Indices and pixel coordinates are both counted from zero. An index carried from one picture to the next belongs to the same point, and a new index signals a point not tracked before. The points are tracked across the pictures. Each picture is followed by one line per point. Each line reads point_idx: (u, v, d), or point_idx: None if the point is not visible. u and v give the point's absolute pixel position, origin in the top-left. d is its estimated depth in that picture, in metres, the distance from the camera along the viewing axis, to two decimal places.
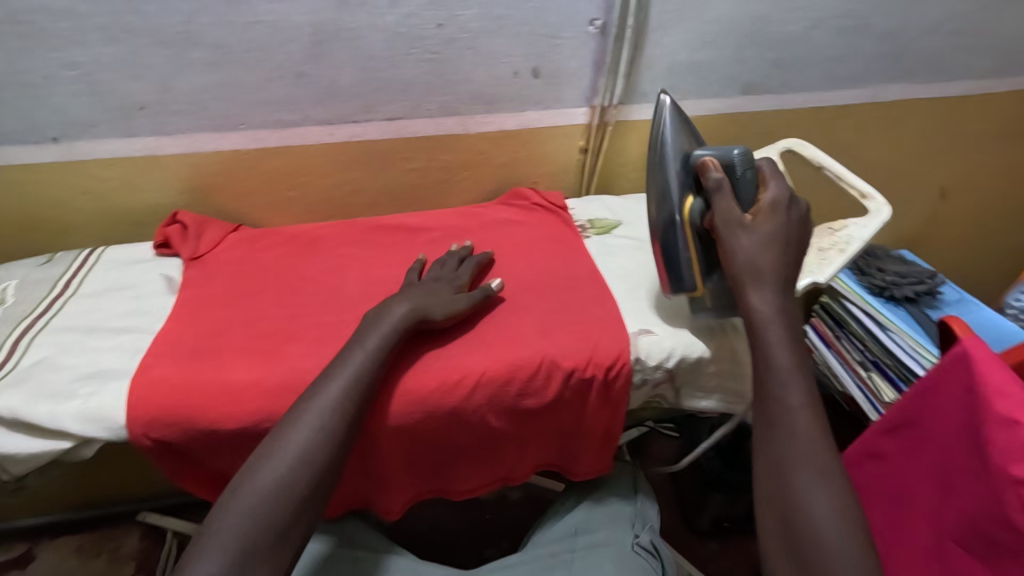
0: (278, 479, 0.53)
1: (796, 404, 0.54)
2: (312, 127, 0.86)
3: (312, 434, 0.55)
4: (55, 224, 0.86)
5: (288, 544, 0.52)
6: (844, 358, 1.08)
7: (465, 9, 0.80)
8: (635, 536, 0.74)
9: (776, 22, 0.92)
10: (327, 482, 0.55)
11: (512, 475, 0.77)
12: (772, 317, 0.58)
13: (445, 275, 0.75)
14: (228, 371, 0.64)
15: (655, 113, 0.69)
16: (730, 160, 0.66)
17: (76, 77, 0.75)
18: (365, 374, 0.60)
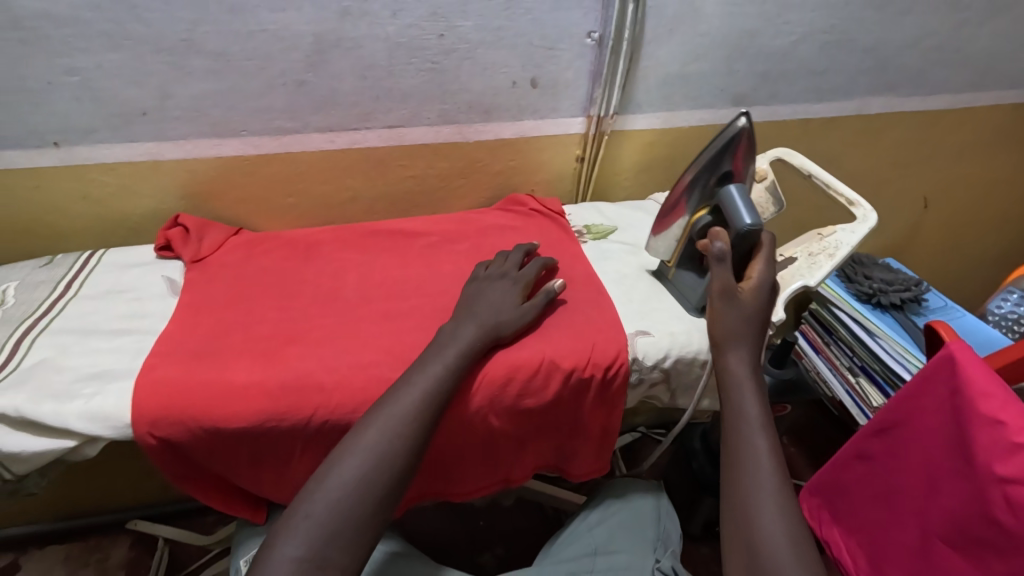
0: (357, 476, 0.55)
1: (761, 449, 0.59)
2: (313, 133, 0.87)
3: (391, 439, 0.57)
4: (52, 229, 0.86)
5: (363, 539, 0.54)
6: (833, 364, 1.10)
7: (464, 20, 0.82)
8: (656, 561, 0.72)
9: (764, 36, 0.95)
10: (403, 484, 0.57)
11: (512, 477, 0.78)
12: (744, 376, 0.64)
13: (508, 270, 0.76)
14: (230, 372, 0.65)
15: (726, 128, 0.70)
16: (739, 230, 0.68)
17: (77, 83, 0.75)
18: (444, 383, 0.62)
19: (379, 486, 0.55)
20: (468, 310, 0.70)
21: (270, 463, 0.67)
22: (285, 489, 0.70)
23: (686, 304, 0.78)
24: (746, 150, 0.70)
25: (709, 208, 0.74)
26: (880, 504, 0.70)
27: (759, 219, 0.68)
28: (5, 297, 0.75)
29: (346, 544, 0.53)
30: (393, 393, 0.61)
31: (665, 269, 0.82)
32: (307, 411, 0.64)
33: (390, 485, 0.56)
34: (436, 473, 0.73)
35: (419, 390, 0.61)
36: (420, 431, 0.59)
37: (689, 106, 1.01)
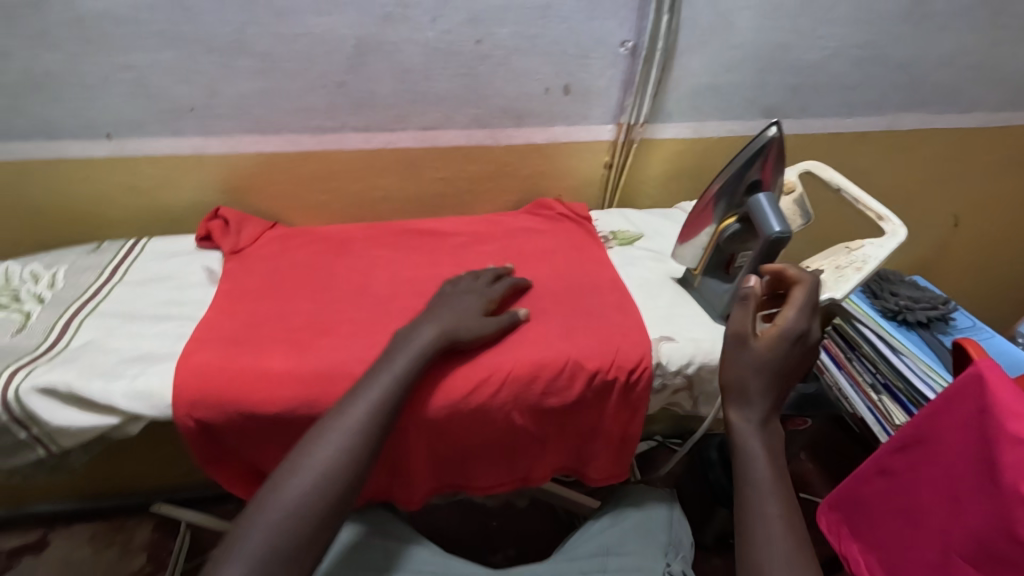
0: (302, 493, 0.55)
1: (770, 513, 0.56)
2: (350, 133, 0.90)
3: (340, 452, 0.57)
4: (100, 217, 0.90)
5: (307, 555, 0.53)
6: (855, 379, 1.08)
7: (502, 27, 0.84)
8: (667, 564, 0.74)
9: (797, 49, 0.96)
10: (352, 497, 0.57)
11: (531, 477, 0.79)
12: (754, 432, 0.60)
13: (477, 286, 0.76)
14: (267, 360, 0.67)
15: (757, 136, 0.70)
16: (767, 236, 0.67)
17: (131, 79, 0.79)
18: (396, 392, 0.62)
19: (326, 503, 0.55)
20: (428, 316, 0.70)
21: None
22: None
23: (711, 311, 0.79)
24: (775, 161, 0.71)
25: (737, 216, 0.75)
26: (897, 518, 0.69)
27: (788, 227, 0.68)
28: (54, 280, 0.78)
29: (290, 564, 0.52)
30: (343, 406, 0.60)
31: (690, 277, 0.83)
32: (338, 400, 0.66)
33: (339, 499, 0.56)
34: (460, 464, 0.75)
35: (369, 405, 0.60)
36: (366, 445, 0.58)
37: (719, 117, 1.02)
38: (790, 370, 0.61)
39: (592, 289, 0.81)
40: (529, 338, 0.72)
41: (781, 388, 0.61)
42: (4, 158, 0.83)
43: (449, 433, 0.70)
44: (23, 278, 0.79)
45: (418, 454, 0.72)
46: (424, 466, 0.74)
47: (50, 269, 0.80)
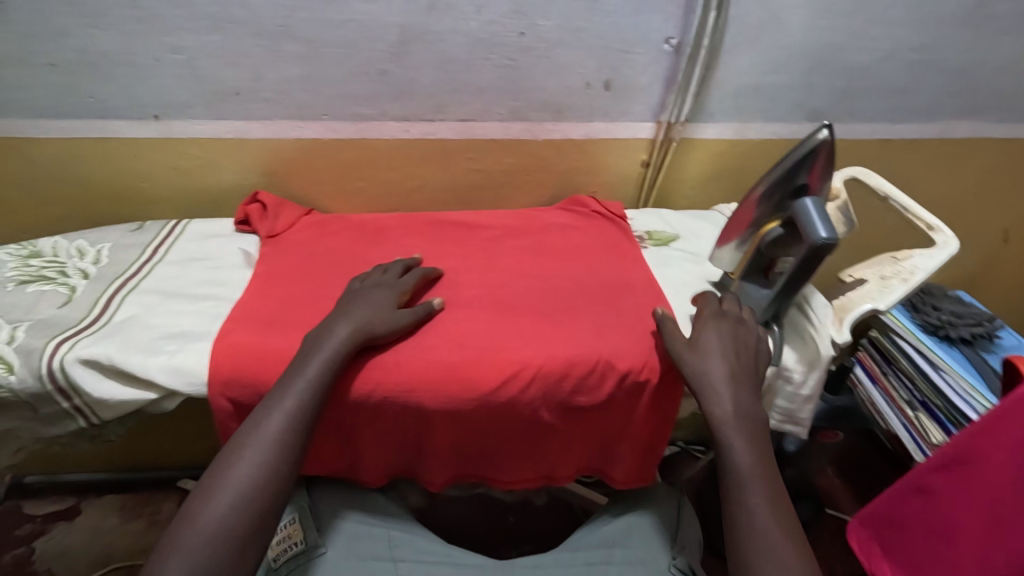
0: (220, 519, 0.56)
1: (752, 504, 0.61)
2: (388, 121, 0.90)
3: (256, 470, 0.58)
4: (143, 196, 0.92)
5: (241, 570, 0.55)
6: (891, 396, 1.02)
7: (545, 19, 0.83)
8: (672, 557, 0.77)
9: (849, 51, 0.93)
10: (273, 513, 0.58)
11: (554, 474, 0.79)
12: (732, 417, 0.65)
13: (384, 279, 0.74)
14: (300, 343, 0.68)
15: (806, 138, 0.68)
16: (812, 241, 0.65)
17: (180, 61, 0.80)
18: (309, 405, 0.61)
19: (247, 522, 0.56)
20: (339, 314, 0.68)
21: (329, 434, 0.71)
22: (340, 459, 0.74)
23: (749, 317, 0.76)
24: (824, 164, 0.68)
25: (781, 220, 0.72)
26: (939, 539, 0.67)
27: (835, 233, 0.66)
28: (98, 256, 0.80)
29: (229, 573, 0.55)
30: (255, 422, 0.61)
31: (728, 281, 0.81)
32: (369, 386, 0.66)
33: (259, 517, 0.57)
34: (483, 457, 0.75)
35: (282, 420, 0.60)
36: (284, 461, 0.59)
37: (762, 118, 0.99)
38: (741, 350, 0.69)
39: (626, 288, 0.80)
40: (561, 334, 0.72)
41: (744, 372, 0.68)
42: (57, 135, 0.85)
43: (476, 425, 0.70)
44: (69, 253, 0.81)
45: (444, 445, 0.72)
46: (449, 457, 0.74)
47: (94, 246, 0.82)
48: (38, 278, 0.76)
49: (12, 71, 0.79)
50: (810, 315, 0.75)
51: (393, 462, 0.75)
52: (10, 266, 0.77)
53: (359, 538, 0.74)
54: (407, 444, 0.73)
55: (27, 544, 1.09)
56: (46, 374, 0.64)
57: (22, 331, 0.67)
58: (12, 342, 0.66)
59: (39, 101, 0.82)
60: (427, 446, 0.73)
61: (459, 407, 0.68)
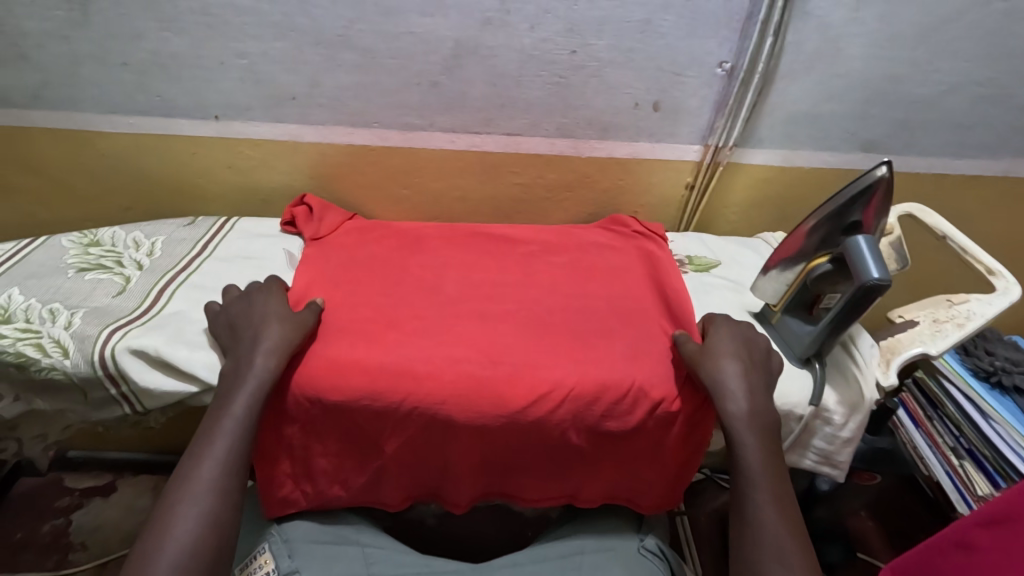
0: (173, 565, 0.55)
1: (762, 502, 0.62)
2: (436, 133, 0.91)
3: (199, 521, 0.57)
4: (197, 192, 0.95)
5: None
6: (934, 441, 0.97)
7: (598, 39, 0.83)
8: (641, 539, 0.79)
9: (911, 83, 0.90)
10: (223, 562, 0.58)
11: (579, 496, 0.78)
12: (744, 417, 0.64)
13: (254, 292, 0.73)
14: (336, 350, 0.69)
15: (863, 175, 0.65)
16: (864, 281, 0.63)
17: (243, 65, 0.83)
18: (241, 443, 0.62)
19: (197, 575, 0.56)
20: (248, 337, 0.67)
21: (358, 442, 0.72)
22: (362, 469, 0.74)
23: (789, 352, 0.74)
24: (880, 202, 0.66)
25: (830, 255, 0.70)
26: None
27: (887, 273, 0.63)
28: (153, 248, 0.84)
29: None
30: (189, 473, 0.60)
31: (768, 313, 0.78)
32: (405, 398, 0.67)
33: (212, 559, 0.57)
34: (508, 474, 0.75)
35: (218, 466, 0.60)
36: (229, 496, 0.60)
37: (814, 146, 0.97)
38: (754, 350, 0.70)
39: (663, 313, 0.79)
40: (595, 358, 0.71)
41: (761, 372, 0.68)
42: (124, 131, 0.89)
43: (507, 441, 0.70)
44: (126, 244, 0.84)
45: (469, 459, 0.72)
46: (472, 471, 0.74)
47: (150, 237, 0.86)
48: (97, 266, 0.79)
49: (89, 70, 0.83)
50: (853, 355, 0.73)
51: (417, 473, 0.75)
52: (71, 253, 0.81)
53: (332, 558, 0.73)
54: (433, 457, 0.73)
55: (65, 516, 1.14)
56: (97, 360, 0.66)
57: (78, 317, 0.70)
58: (69, 328, 0.69)
59: (111, 98, 0.86)
60: (453, 460, 0.73)
61: (490, 423, 0.68)
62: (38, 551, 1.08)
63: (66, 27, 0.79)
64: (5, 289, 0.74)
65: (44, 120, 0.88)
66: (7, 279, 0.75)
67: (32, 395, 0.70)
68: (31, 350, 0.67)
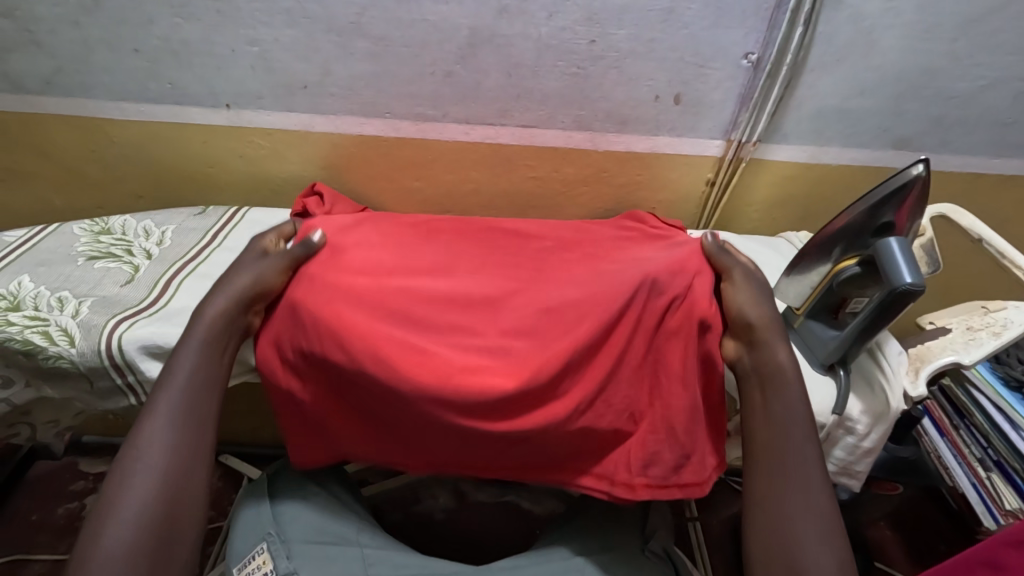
0: (127, 515, 0.55)
1: (797, 441, 0.62)
2: (450, 124, 0.89)
3: (151, 470, 0.58)
4: (208, 180, 0.95)
5: (163, 545, 0.56)
6: (960, 452, 0.92)
7: (618, 29, 0.80)
8: (646, 542, 0.77)
9: (949, 77, 0.85)
10: (176, 510, 0.57)
11: (617, 478, 0.69)
12: (789, 365, 0.66)
13: (259, 248, 0.76)
14: (335, 315, 0.67)
15: (898, 175, 0.62)
16: (896, 285, 0.60)
17: (255, 53, 0.82)
18: (189, 396, 0.63)
19: (153, 528, 0.56)
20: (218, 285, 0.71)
21: (365, 411, 0.70)
22: (371, 441, 0.72)
23: (810, 358, 0.70)
24: (915, 202, 0.63)
25: (859, 258, 0.66)
26: None
27: (921, 278, 0.60)
28: (162, 237, 0.83)
29: (153, 548, 0.55)
30: (143, 428, 0.60)
31: (790, 317, 0.74)
32: (398, 374, 0.63)
33: (162, 510, 0.57)
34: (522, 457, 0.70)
35: (177, 419, 0.61)
36: (181, 447, 0.60)
37: (842, 142, 0.93)
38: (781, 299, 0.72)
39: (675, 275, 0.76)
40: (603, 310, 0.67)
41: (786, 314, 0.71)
42: (136, 119, 0.88)
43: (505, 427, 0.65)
44: (136, 232, 0.84)
45: (473, 443, 0.67)
46: (478, 456, 0.69)
47: (160, 227, 0.85)
48: (106, 254, 0.79)
49: (101, 56, 0.82)
50: (881, 363, 0.69)
51: (424, 453, 0.71)
52: (82, 241, 0.81)
53: (330, 560, 0.71)
54: (437, 441, 0.68)
55: (80, 499, 1.15)
56: (104, 350, 0.66)
57: (86, 306, 0.70)
58: (76, 316, 0.69)
59: (123, 85, 0.85)
60: (456, 446, 0.68)
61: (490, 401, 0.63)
62: (52, 533, 1.10)
63: (77, 12, 0.78)
64: (16, 276, 0.73)
65: (56, 107, 0.87)
66: (18, 267, 0.75)
67: (40, 382, 0.70)
68: (37, 338, 0.66)
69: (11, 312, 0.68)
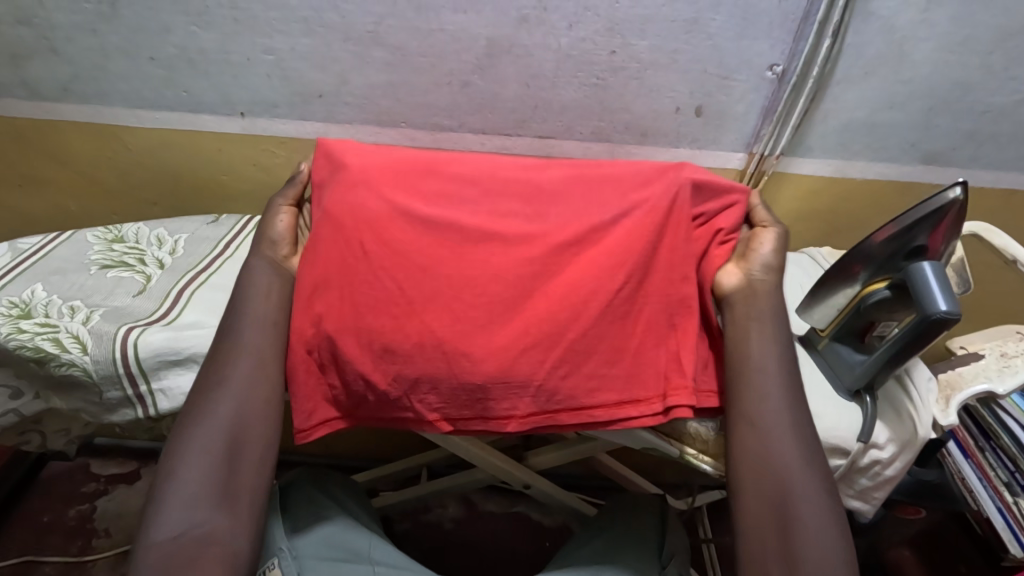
0: (204, 452, 0.56)
1: (770, 368, 0.61)
2: (466, 134, 0.88)
3: (230, 412, 0.59)
4: (221, 187, 0.94)
5: (241, 484, 0.57)
6: (985, 475, 0.86)
7: (640, 39, 0.78)
8: (661, 567, 0.73)
9: (982, 91, 0.82)
10: (251, 448, 0.58)
11: (670, 394, 0.62)
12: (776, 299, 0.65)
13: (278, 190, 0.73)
14: (384, 216, 0.65)
15: (935, 196, 0.60)
16: (931, 312, 0.57)
17: (272, 62, 0.81)
18: (257, 335, 0.63)
19: (227, 460, 0.57)
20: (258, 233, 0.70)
21: (385, 322, 0.61)
22: (388, 366, 0.61)
23: (837, 382, 0.68)
24: (951, 224, 0.60)
25: (890, 281, 0.64)
26: None
27: (956, 305, 0.58)
28: (175, 246, 0.83)
29: (232, 482, 0.56)
30: (222, 362, 0.61)
31: (814, 338, 0.73)
32: (457, 259, 0.64)
33: (238, 449, 0.58)
34: (564, 370, 0.61)
35: (250, 356, 0.62)
36: (254, 388, 0.60)
37: (869, 156, 0.90)
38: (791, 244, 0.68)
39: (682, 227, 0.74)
40: (647, 201, 0.65)
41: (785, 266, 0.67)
42: (152, 126, 0.88)
43: (545, 314, 0.61)
44: (149, 241, 0.83)
45: (512, 341, 0.61)
46: (511, 367, 0.60)
47: (174, 235, 0.85)
48: (119, 263, 0.79)
49: (118, 64, 0.82)
50: (909, 391, 0.67)
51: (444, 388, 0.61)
52: (95, 249, 0.81)
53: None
54: (467, 353, 0.60)
55: (90, 502, 1.15)
56: (117, 359, 0.66)
57: (97, 315, 0.69)
58: (87, 324, 0.68)
59: (140, 92, 0.85)
60: (490, 350, 0.61)
61: (534, 283, 0.63)
62: (63, 535, 1.10)
63: (96, 20, 0.78)
64: (29, 285, 0.73)
65: (73, 113, 0.87)
66: (31, 275, 0.75)
67: (51, 392, 0.70)
68: (49, 346, 0.66)
69: (22, 320, 0.68)
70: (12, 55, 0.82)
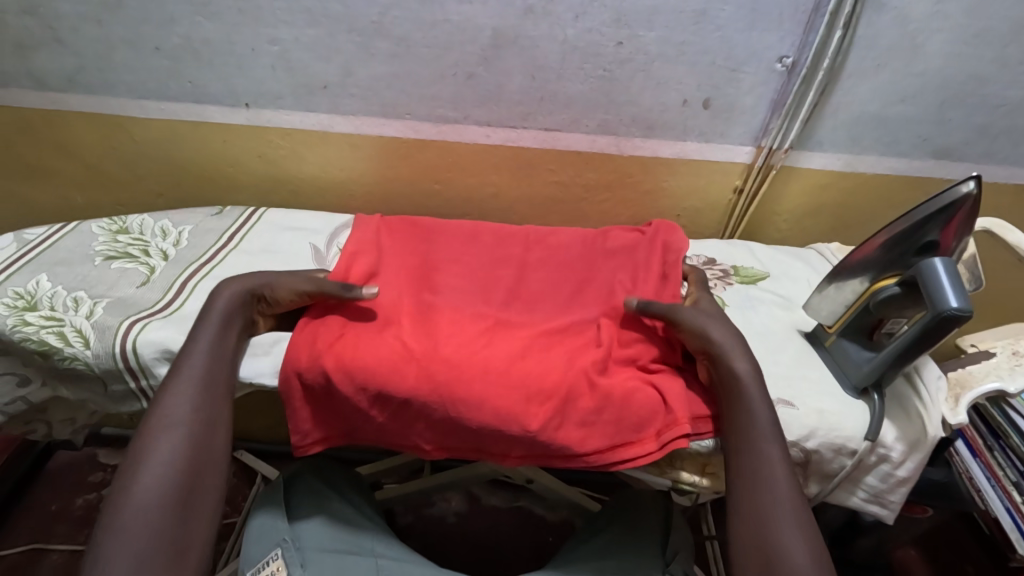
0: (148, 492, 0.51)
1: (761, 418, 0.57)
2: (471, 126, 0.87)
3: (178, 448, 0.54)
4: (226, 178, 0.94)
5: (188, 529, 0.51)
6: (994, 475, 0.83)
7: (648, 30, 0.77)
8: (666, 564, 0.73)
9: (997, 85, 0.81)
10: (201, 489, 0.53)
11: (665, 432, 0.60)
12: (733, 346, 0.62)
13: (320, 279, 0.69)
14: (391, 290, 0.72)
15: (947, 192, 0.59)
16: (943, 309, 0.56)
17: (276, 52, 0.81)
18: (209, 369, 0.60)
19: (175, 502, 0.51)
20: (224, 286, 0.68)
21: (384, 365, 0.61)
22: (384, 405, 0.61)
23: (845, 378, 0.68)
24: (963, 221, 0.59)
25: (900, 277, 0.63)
26: None
27: (968, 303, 0.56)
28: (179, 238, 0.83)
29: (176, 527, 0.50)
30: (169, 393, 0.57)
31: (822, 334, 0.72)
32: (454, 324, 0.68)
33: (188, 490, 0.52)
34: (557, 419, 0.60)
35: (200, 384, 0.59)
36: (203, 419, 0.57)
37: (879, 151, 0.89)
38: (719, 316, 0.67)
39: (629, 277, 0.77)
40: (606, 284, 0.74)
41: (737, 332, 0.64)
42: (157, 116, 0.88)
43: (535, 365, 0.63)
44: (154, 232, 0.84)
45: (508, 389, 0.60)
46: (506, 410, 0.59)
47: (177, 227, 0.85)
48: (123, 254, 0.79)
49: (123, 55, 0.82)
50: (919, 389, 0.65)
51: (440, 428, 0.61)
52: (100, 240, 0.81)
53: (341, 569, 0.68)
54: (466, 391, 0.59)
55: (97, 491, 1.16)
56: (118, 353, 0.65)
57: (101, 308, 0.69)
58: (90, 318, 0.68)
59: (144, 83, 0.85)
60: (489, 395, 0.59)
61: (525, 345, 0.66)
62: (70, 525, 1.10)
63: (100, 10, 0.78)
64: (34, 275, 0.73)
65: (79, 104, 0.87)
66: (36, 265, 0.75)
67: (57, 382, 0.70)
68: (53, 339, 0.66)
69: (27, 312, 0.68)
70: (17, 45, 0.82)
